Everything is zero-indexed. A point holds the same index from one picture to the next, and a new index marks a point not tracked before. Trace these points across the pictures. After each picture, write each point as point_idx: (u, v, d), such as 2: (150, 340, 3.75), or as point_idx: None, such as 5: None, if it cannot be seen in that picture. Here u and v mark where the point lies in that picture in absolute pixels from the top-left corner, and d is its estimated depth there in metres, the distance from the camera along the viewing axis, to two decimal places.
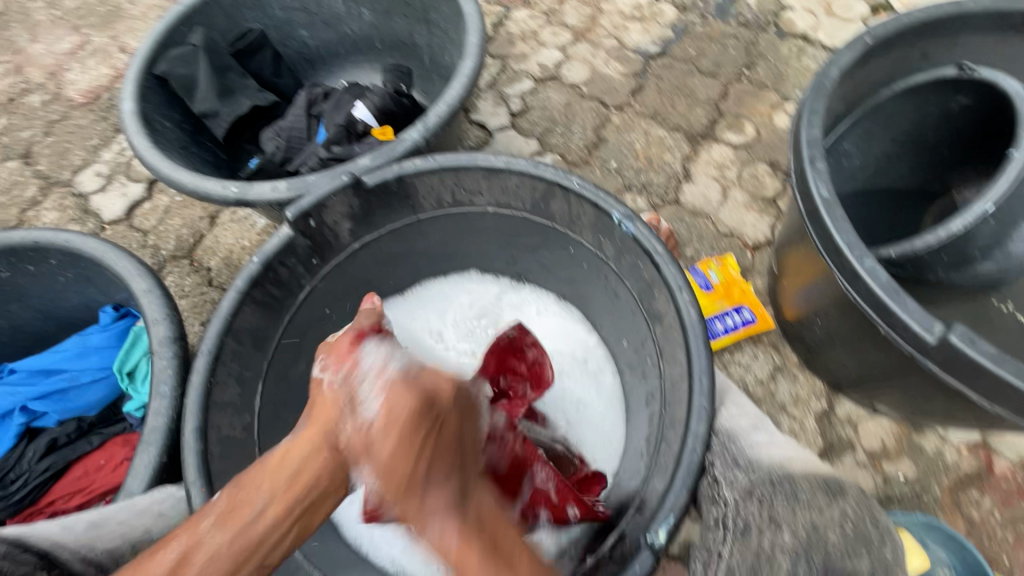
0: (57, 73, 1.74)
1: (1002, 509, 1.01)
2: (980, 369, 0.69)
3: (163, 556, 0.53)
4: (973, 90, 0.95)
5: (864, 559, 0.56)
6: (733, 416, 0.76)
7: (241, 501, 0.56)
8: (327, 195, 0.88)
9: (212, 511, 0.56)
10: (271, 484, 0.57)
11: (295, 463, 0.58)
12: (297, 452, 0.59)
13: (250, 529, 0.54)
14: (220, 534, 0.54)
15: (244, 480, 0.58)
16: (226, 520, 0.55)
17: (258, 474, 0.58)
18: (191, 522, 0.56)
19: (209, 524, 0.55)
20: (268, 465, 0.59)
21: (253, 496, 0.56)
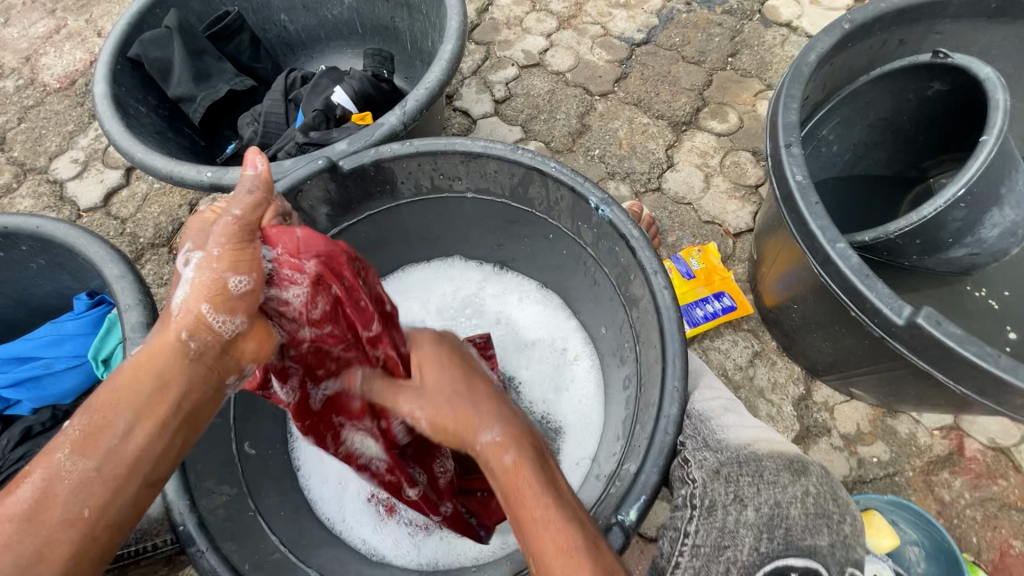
0: (31, 57, 1.70)
1: (971, 490, 1.03)
2: (946, 350, 0.70)
3: (18, 493, 0.50)
4: (948, 77, 0.92)
5: (824, 535, 0.60)
6: (705, 399, 0.77)
7: (99, 425, 0.53)
8: (303, 178, 0.85)
9: (66, 441, 0.52)
10: (134, 402, 0.54)
11: (154, 377, 0.56)
12: (154, 362, 0.57)
13: (119, 452, 0.53)
14: (81, 463, 0.52)
15: (93, 405, 0.54)
16: (85, 447, 0.52)
17: (108, 399, 0.54)
18: (45, 450, 0.52)
19: (65, 455, 0.52)
20: (118, 384, 0.55)
21: (113, 418, 0.53)
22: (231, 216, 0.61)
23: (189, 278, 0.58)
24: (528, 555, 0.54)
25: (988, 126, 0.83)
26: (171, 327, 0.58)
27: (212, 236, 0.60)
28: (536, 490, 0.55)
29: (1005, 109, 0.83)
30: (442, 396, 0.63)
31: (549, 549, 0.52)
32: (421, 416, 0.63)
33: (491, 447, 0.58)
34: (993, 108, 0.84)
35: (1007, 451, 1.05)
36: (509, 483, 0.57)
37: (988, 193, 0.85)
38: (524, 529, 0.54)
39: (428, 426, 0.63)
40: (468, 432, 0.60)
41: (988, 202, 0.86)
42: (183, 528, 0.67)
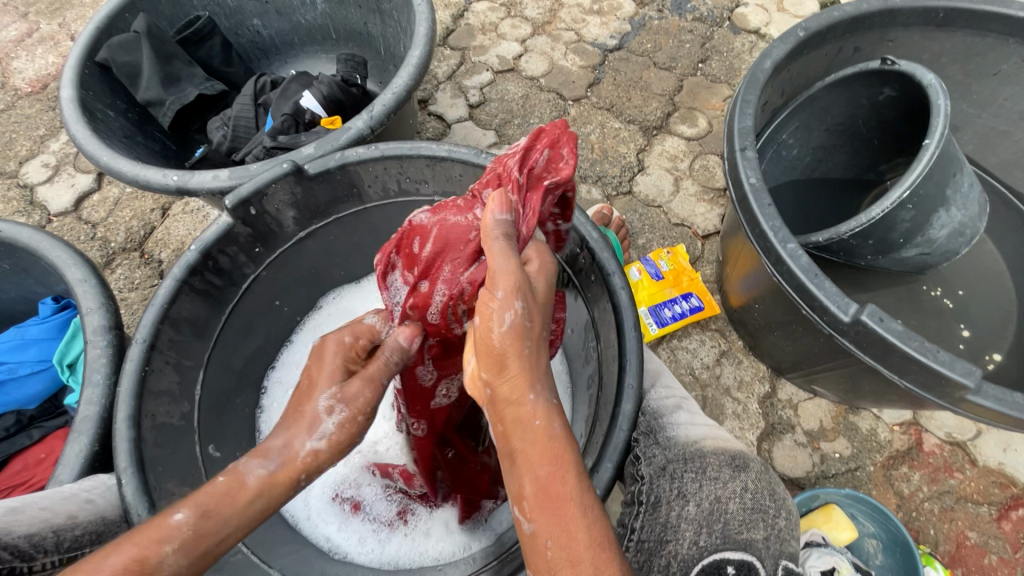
0: (2, 61, 1.68)
1: (930, 484, 1.06)
2: (889, 345, 0.73)
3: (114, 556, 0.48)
4: (897, 83, 0.95)
5: (760, 529, 0.63)
6: (660, 396, 0.80)
7: (208, 527, 0.52)
8: (267, 183, 0.86)
9: (180, 537, 0.50)
10: (242, 521, 0.53)
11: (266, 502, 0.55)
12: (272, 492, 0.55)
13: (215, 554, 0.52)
14: (182, 561, 0.50)
15: (213, 502, 0.53)
16: (194, 546, 0.50)
17: (226, 506, 0.53)
18: (150, 533, 0.49)
19: (173, 551, 0.49)
20: (235, 495, 0.54)
21: (221, 524, 0.52)
22: (380, 382, 0.64)
23: (331, 429, 0.59)
24: (544, 531, 0.50)
25: (931, 131, 0.86)
26: (299, 455, 0.58)
27: (353, 387, 0.61)
28: (577, 471, 0.52)
29: (946, 115, 0.86)
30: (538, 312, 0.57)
31: (575, 530, 0.50)
32: (519, 316, 0.55)
33: (539, 409, 0.53)
34: (936, 114, 0.86)
35: (964, 445, 1.08)
36: (544, 453, 0.52)
37: (934, 194, 0.88)
38: (552, 503, 0.50)
39: (508, 330, 0.54)
40: (522, 384, 0.54)
41: (934, 203, 0.88)
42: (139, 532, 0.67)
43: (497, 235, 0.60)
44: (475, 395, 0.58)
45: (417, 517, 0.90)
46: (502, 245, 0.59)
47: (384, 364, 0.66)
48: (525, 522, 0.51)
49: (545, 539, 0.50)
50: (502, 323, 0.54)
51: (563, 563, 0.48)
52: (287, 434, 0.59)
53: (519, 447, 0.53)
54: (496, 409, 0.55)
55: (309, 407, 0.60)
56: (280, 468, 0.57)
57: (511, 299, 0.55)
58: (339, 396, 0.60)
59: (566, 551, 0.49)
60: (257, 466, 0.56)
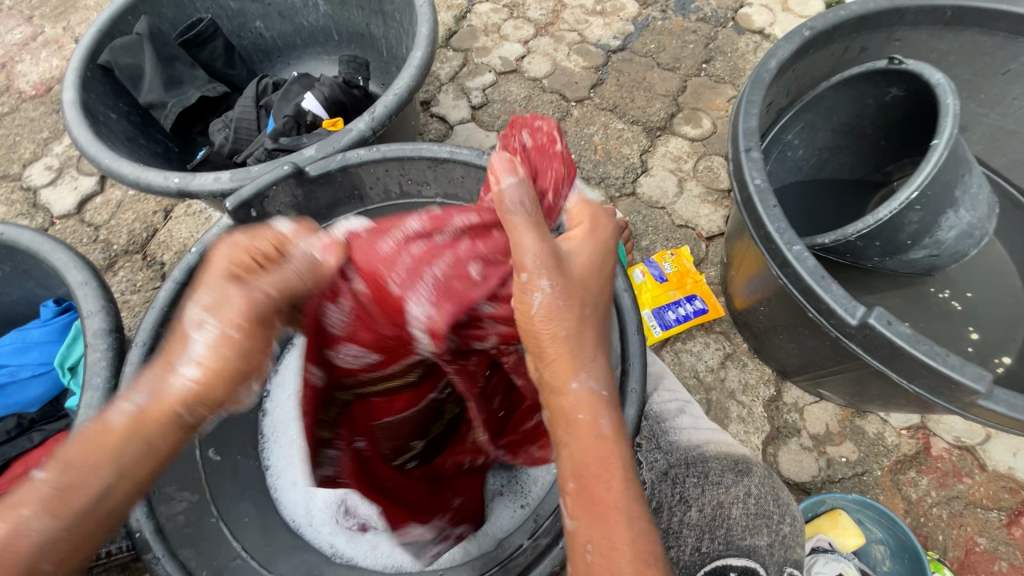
0: (7, 64, 1.69)
1: (938, 489, 1.04)
2: (897, 349, 0.72)
3: None
4: (904, 82, 0.94)
5: (764, 535, 0.63)
6: (662, 400, 0.78)
7: (77, 479, 0.45)
8: (267, 185, 0.86)
9: (37, 493, 0.43)
10: (115, 469, 0.46)
11: (139, 445, 0.47)
12: (143, 430, 0.47)
13: (95, 509, 0.45)
14: (55, 523, 0.43)
15: (78, 453, 0.45)
16: (59, 504, 0.43)
17: (92, 454, 0.45)
18: (12, 497, 0.43)
19: (33, 512, 0.43)
20: (101, 441, 0.46)
21: (90, 474, 0.45)
22: (265, 294, 0.51)
23: (200, 352, 0.48)
24: (582, 532, 0.49)
25: (939, 132, 0.84)
26: (168, 388, 0.47)
27: (233, 299, 0.50)
28: (622, 472, 0.50)
29: (954, 115, 0.84)
30: (582, 290, 0.56)
31: (618, 539, 0.48)
32: (550, 296, 0.53)
33: (583, 401, 0.52)
34: (943, 114, 0.85)
35: (972, 449, 1.07)
36: (588, 450, 0.50)
37: (943, 195, 0.86)
38: (594, 507, 0.49)
39: (541, 312, 0.53)
40: (566, 372, 0.53)
41: (943, 204, 0.87)
42: (138, 535, 0.66)
43: (512, 202, 0.54)
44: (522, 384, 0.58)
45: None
46: (522, 218, 0.54)
47: (286, 280, 0.54)
48: (568, 519, 0.50)
49: (584, 539, 0.49)
50: (532, 304, 0.53)
51: (602, 569, 0.47)
52: (153, 367, 0.49)
53: (566, 442, 0.52)
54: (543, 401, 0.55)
55: (184, 326, 0.50)
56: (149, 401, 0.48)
57: (537, 278, 0.53)
58: (213, 308, 0.49)
59: (606, 558, 0.47)
60: (123, 403, 0.48)
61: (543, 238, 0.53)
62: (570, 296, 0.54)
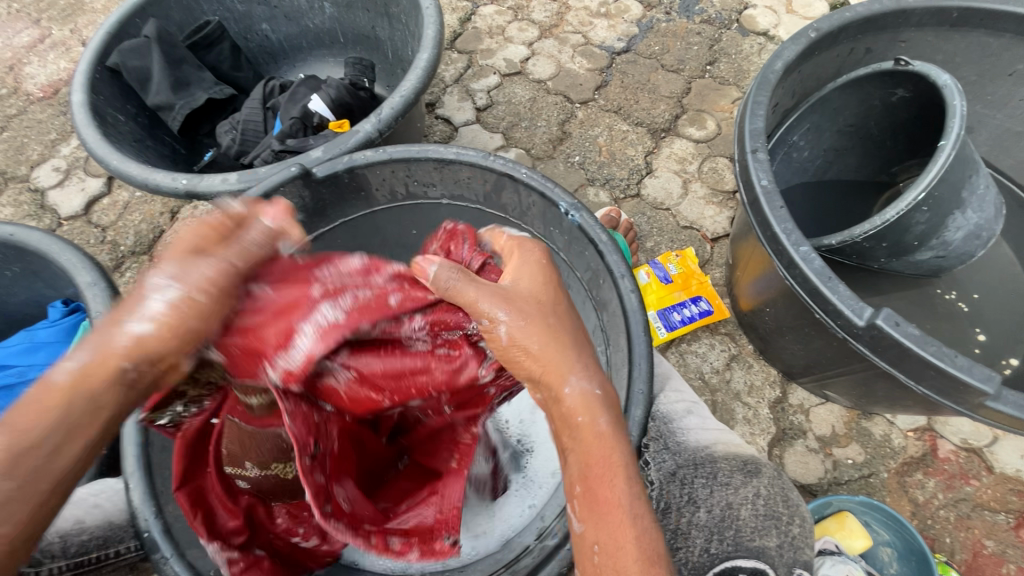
0: (15, 67, 1.70)
1: (945, 491, 1.04)
2: (904, 350, 0.72)
3: None
4: (911, 83, 0.93)
5: (773, 536, 0.63)
6: (670, 400, 0.78)
7: (23, 440, 0.47)
8: (275, 186, 0.86)
9: None
10: (63, 424, 0.48)
11: (87, 396, 0.48)
12: (88, 382, 0.48)
13: (46, 468, 0.48)
14: (10, 485, 0.46)
15: (22, 417, 0.47)
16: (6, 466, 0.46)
17: (41, 414, 0.47)
18: None
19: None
20: (45, 398, 0.48)
21: (33, 432, 0.47)
22: (234, 265, 0.52)
23: (159, 309, 0.48)
24: (590, 534, 0.50)
25: (946, 132, 0.84)
26: (112, 343, 0.48)
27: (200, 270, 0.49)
28: (625, 473, 0.52)
29: (962, 116, 0.84)
30: (538, 305, 0.56)
31: (624, 536, 0.49)
32: (512, 323, 0.53)
33: (578, 404, 0.53)
34: (951, 115, 0.85)
35: (980, 451, 1.06)
36: (592, 452, 0.52)
37: (950, 196, 0.86)
38: (600, 507, 0.50)
39: (510, 342, 0.54)
40: (556, 378, 0.53)
41: (950, 205, 0.87)
42: (148, 534, 0.66)
43: (444, 277, 0.55)
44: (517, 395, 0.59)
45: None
46: (457, 283, 0.55)
47: (241, 249, 0.53)
48: (575, 522, 0.52)
49: (592, 541, 0.50)
50: (500, 334, 0.53)
51: (609, 569, 0.49)
52: (102, 324, 0.49)
53: (570, 446, 0.53)
54: (543, 407, 0.56)
55: (143, 285, 0.49)
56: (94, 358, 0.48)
57: (495, 308, 0.54)
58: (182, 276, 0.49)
59: (612, 558, 0.49)
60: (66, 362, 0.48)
61: (483, 286, 0.55)
62: (533, 318, 0.54)
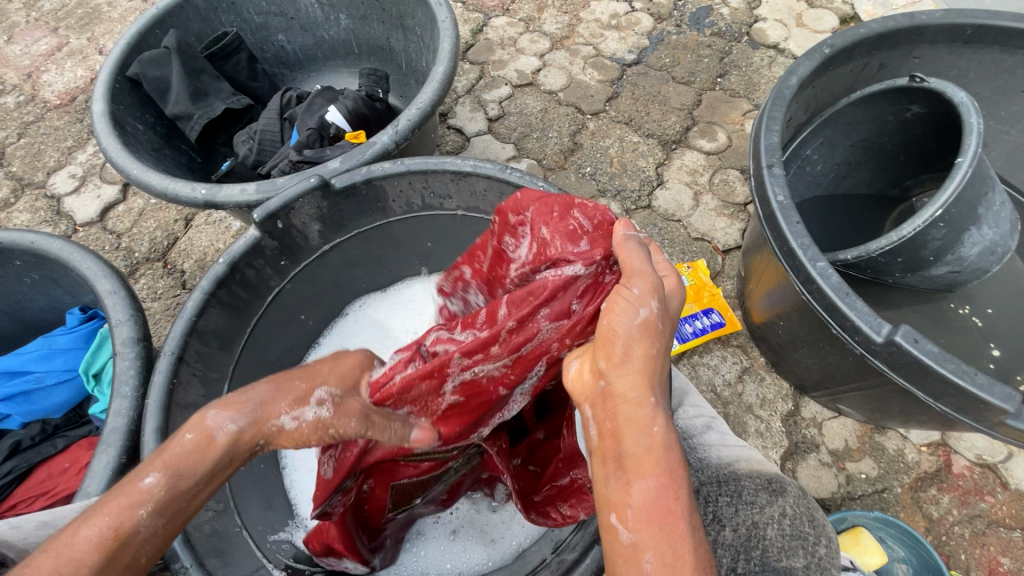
0: (33, 75, 1.73)
1: (959, 507, 1.03)
2: (924, 368, 0.72)
3: (84, 531, 0.48)
4: (925, 99, 0.94)
5: (800, 557, 0.63)
6: (688, 415, 0.79)
7: (180, 486, 0.51)
8: (294, 197, 0.87)
9: (150, 498, 0.50)
10: (206, 475, 0.52)
11: (234, 454, 0.53)
12: (240, 443, 0.53)
13: (186, 512, 0.52)
14: (158, 521, 0.50)
15: (182, 461, 0.52)
16: (166, 507, 0.50)
17: (197, 460, 0.52)
18: (122, 500, 0.49)
19: (149, 514, 0.49)
20: (200, 448, 0.52)
21: (189, 480, 0.51)
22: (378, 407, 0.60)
23: (309, 419, 0.55)
24: (647, 543, 0.49)
25: (963, 149, 0.85)
26: (269, 417, 0.54)
27: (352, 402, 0.58)
28: (684, 488, 0.51)
29: (979, 133, 0.85)
30: (667, 321, 0.58)
31: (681, 548, 0.48)
32: (653, 316, 0.55)
33: (656, 417, 0.53)
34: (968, 132, 0.85)
35: (994, 467, 1.06)
36: (662, 463, 0.51)
37: (967, 212, 0.86)
38: (660, 517, 0.49)
39: (642, 326, 0.54)
40: (643, 385, 0.53)
41: (966, 222, 0.87)
42: (168, 544, 0.66)
43: (631, 246, 0.61)
44: (584, 393, 0.57)
45: (424, 537, 0.87)
46: (633, 254, 0.60)
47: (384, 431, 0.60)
48: (623, 533, 0.50)
49: (643, 553, 0.49)
50: (636, 317, 0.54)
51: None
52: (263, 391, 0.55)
53: (630, 450, 0.52)
54: (607, 406, 0.54)
55: (304, 388, 0.56)
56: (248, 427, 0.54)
57: (646, 298, 0.56)
58: (335, 398, 0.57)
59: (668, 568, 0.47)
60: (225, 421, 0.53)
61: (642, 272, 0.58)
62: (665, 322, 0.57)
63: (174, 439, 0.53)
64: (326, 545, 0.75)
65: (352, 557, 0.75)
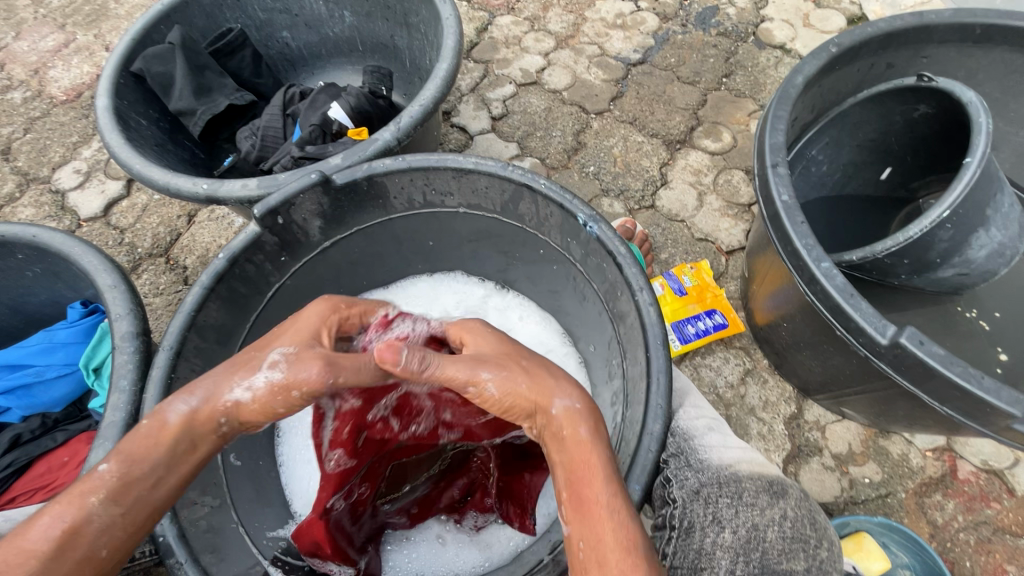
0: (39, 71, 1.73)
1: (965, 514, 1.02)
2: (930, 370, 0.71)
3: (41, 525, 0.51)
4: (933, 100, 0.93)
5: (801, 559, 0.62)
6: (690, 417, 0.79)
7: (135, 475, 0.55)
8: (295, 192, 0.87)
9: (103, 487, 0.53)
10: (160, 461, 0.56)
11: (191, 437, 0.58)
12: (194, 426, 0.58)
13: (147, 500, 0.55)
14: (114, 510, 0.53)
15: (134, 446, 0.56)
16: (119, 494, 0.54)
17: (151, 447, 0.56)
18: (78, 488, 0.53)
19: (101, 501, 0.53)
20: (159, 433, 0.57)
21: (145, 468, 0.55)
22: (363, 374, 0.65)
23: (262, 385, 0.58)
24: (575, 532, 0.54)
25: (971, 149, 0.83)
26: (220, 399, 0.59)
27: (308, 354, 0.60)
28: (602, 478, 0.55)
29: (988, 133, 0.83)
30: (508, 354, 0.62)
31: (603, 531, 0.52)
32: (496, 381, 0.58)
33: (564, 419, 0.58)
34: (976, 132, 0.84)
35: (1000, 473, 1.04)
36: (574, 459, 0.56)
37: (974, 214, 0.85)
38: (584, 510, 0.54)
39: (498, 394, 0.58)
40: (540, 403, 0.58)
41: (974, 223, 0.86)
42: (163, 539, 0.65)
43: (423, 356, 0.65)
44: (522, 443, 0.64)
45: (413, 541, 0.86)
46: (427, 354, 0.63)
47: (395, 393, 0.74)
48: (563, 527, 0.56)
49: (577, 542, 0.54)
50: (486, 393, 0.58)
51: (595, 564, 0.52)
52: (215, 376, 0.60)
53: (559, 459, 0.58)
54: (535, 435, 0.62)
55: (260, 357, 0.60)
56: (202, 406, 0.59)
57: (476, 376, 0.58)
58: (290, 357, 0.60)
59: (596, 554, 0.52)
60: (178, 405, 0.58)
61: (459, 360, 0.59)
62: (506, 362, 0.60)
63: (133, 430, 0.58)
64: (314, 544, 0.74)
65: (339, 560, 0.74)
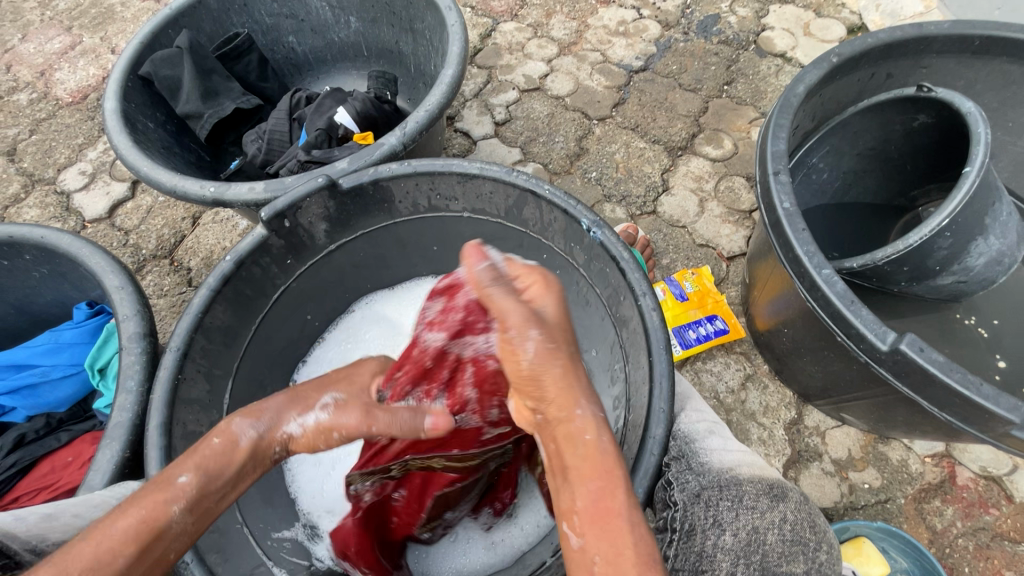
0: (45, 72, 1.75)
1: (963, 520, 1.02)
2: (929, 376, 0.72)
3: (117, 526, 0.51)
4: (932, 110, 0.94)
5: (800, 562, 0.64)
6: (691, 421, 0.79)
7: (211, 488, 0.56)
8: (302, 196, 0.88)
9: (183, 497, 0.54)
10: (233, 477, 0.57)
11: (261, 458, 0.59)
12: (266, 448, 0.59)
13: (213, 513, 0.56)
14: (187, 518, 0.54)
15: (211, 461, 0.56)
16: (196, 506, 0.54)
17: (225, 462, 0.57)
18: (156, 496, 0.53)
19: (180, 511, 0.53)
20: (232, 451, 0.58)
21: (218, 482, 0.56)
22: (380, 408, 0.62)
23: (313, 424, 0.60)
24: (591, 545, 0.49)
25: (970, 159, 0.85)
26: (287, 426, 0.60)
27: (355, 404, 0.62)
28: (623, 489, 0.52)
29: (987, 143, 0.85)
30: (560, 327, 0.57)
31: (621, 545, 0.49)
32: (540, 344, 0.54)
33: (586, 423, 0.54)
34: (975, 142, 0.85)
35: (999, 479, 1.05)
36: (591, 466, 0.52)
37: (973, 222, 0.86)
38: (600, 520, 0.50)
39: (534, 360, 0.54)
40: (565, 402, 0.55)
41: (973, 232, 0.87)
42: None
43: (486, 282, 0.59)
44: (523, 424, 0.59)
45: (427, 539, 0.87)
46: (494, 291, 0.58)
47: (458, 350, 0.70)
48: (573, 538, 0.51)
49: (592, 555, 0.49)
50: (526, 352, 0.54)
51: None
52: (281, 405, 0.61)
53: (572, 462, 0.53)
54: (548, 431, 0.56)
55: (314, 397, 0.62)
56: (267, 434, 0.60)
57: (524, 329, 0.55)
58: (339, 402, 0.62)
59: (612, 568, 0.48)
60: (249, 428, 0.59)
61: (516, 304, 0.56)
62: (555, 333, 0.56)
63: (202, 444, 0.58)
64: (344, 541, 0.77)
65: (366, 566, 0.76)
